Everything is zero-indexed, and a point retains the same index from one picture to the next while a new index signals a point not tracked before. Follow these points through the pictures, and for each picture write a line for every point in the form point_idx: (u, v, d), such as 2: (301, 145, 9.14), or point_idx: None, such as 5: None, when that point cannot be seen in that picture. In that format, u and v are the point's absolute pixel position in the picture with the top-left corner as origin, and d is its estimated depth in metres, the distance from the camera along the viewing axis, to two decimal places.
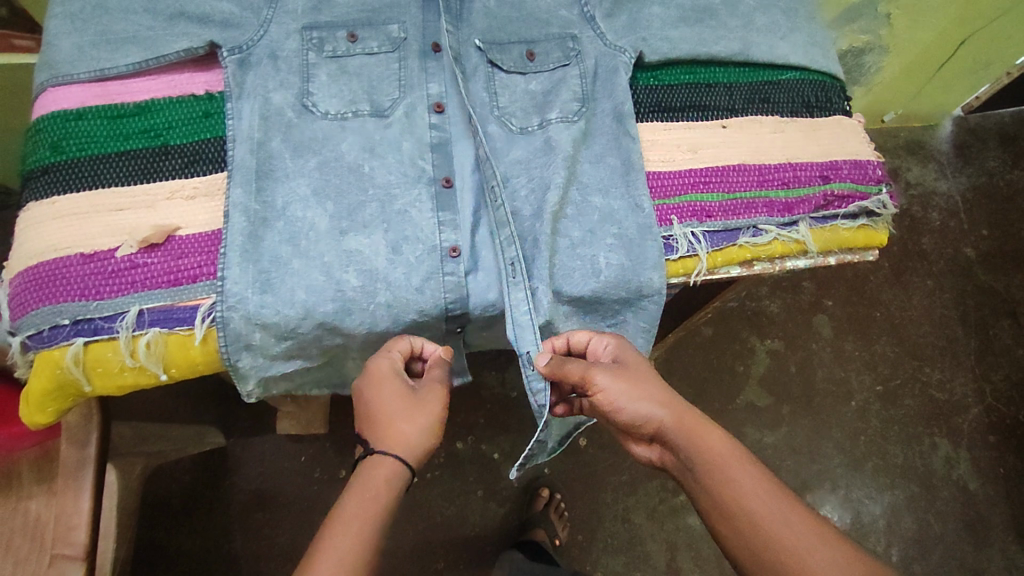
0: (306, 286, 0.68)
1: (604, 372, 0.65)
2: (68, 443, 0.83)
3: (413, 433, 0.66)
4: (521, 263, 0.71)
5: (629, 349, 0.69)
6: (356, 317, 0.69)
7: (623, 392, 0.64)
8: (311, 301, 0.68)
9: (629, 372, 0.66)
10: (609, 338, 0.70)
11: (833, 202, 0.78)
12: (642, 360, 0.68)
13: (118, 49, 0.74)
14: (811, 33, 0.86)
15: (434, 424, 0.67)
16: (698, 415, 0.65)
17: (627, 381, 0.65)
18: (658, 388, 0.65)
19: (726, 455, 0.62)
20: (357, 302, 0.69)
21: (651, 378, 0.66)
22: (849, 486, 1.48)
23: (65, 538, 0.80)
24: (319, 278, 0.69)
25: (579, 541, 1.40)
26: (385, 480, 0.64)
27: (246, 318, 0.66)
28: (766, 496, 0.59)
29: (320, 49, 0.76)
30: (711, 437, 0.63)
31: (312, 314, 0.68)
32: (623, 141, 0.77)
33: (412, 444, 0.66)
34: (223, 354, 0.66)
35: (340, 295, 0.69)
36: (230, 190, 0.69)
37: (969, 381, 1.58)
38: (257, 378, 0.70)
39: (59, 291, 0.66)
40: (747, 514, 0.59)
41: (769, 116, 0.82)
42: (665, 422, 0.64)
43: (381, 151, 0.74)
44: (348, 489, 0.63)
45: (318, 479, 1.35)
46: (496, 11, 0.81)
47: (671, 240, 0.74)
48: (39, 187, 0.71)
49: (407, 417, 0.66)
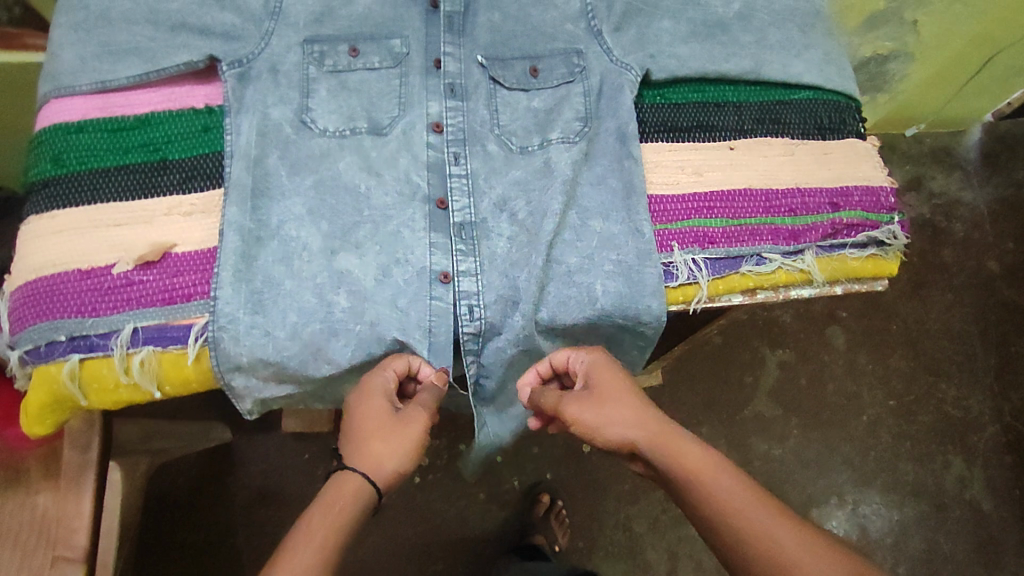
0: (298, 308, 0.68)
1: (573, 403, 0.65)
2: (71, 446, 0.86)
3: (388, 453, 0.63)
4: (503, 294, 0.71)
5: (607, 367, 0.68)
6: (342, 338, 0.69)
7: (594, 421, 0.64)
8: (301, 322, 0.68)
9: (601, 395, 0.65)
10: (586, 355, 0.70)
11: (842, 230, 0.76)
12: (618, 377, 0.67)
13: (119, 60, 0.73)
14: (827, 50, 0.83)
15: (410, 450, 0.64)
16: (672, 428, 0.62)
17: (598, 407, 0.64)
18: (631, 408, 0.64)
19: (703, 467, 0.59)
20: (346, 322, 0.69)
21: (623, 398, 0.65)
22: (856, 501, 1.46)
23: (66, 540, 0.83)
24: (310, 299, 0.69)
25: (579, 547, 1.39)
26: (351, 495, 0.60)
27: (237, 340, 0.66)
28: (754, 509, 0.56)
29: (320, 63, 0.75)
30: (684, 450, 0.61)
31: (301, 336, 0.68)
32: (626, 163, 0.75)
33: (385, 464, 0.63)
34: (217, 373, 0.67)
35: (330, 317, 0.69)
36: (225, 209, 0.69)
37: (986, 399, 1.54)
38: (253, 399, 0.70)
39: (56, 307, 0.66)
40: (737, 524, 0.55)
41: (779, 138, 0.79)
42: (638, 443, 0.62)
43: (376, 170, 0.74)
44: (312, 508, 0.58)
45: (322, 477, 1.36)
46: (501, 25, 0.79)
47: (671, 267, 0.73)
48: (40, 201, 0.71)
49: (385, 435, 0.64)
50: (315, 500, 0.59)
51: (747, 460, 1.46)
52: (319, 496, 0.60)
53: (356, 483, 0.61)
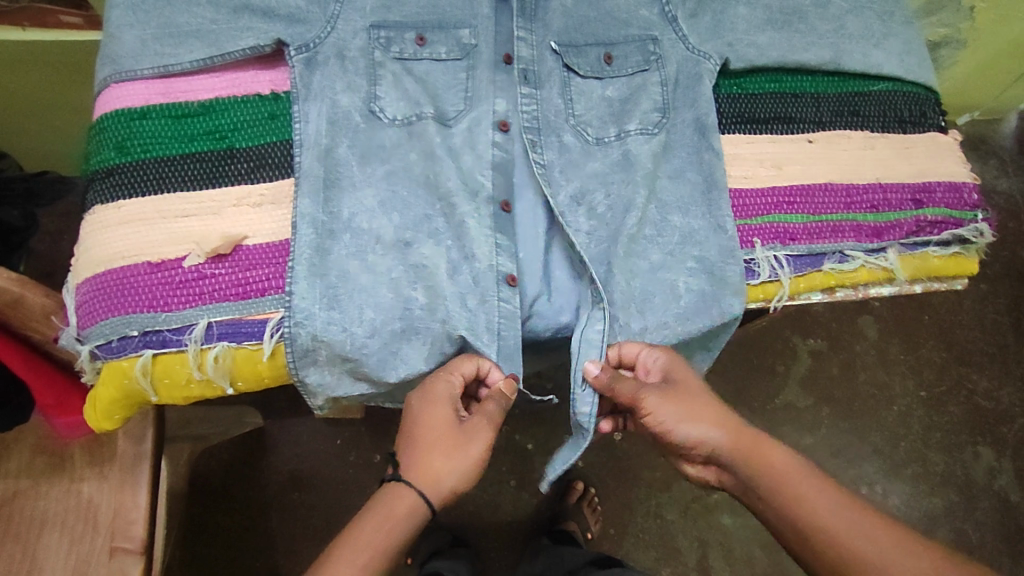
0: (375, 304, 0.66)
1: (655, 395, 0.65)
2: (124, 436, 0.77)
3: (447, 470, 0.65)
4: None
5: (681, 366, 0.68)
6: (421, 338, 0.68)
7: (672, 417, 0.65)
8: (379, 320, 0.66)
9: (683, 393, 0.66)
10: (660, 351, 0.68)
11: (925, 228, 0.75)
12: (692, 378, 0.68)
13: (181, 44, 0.70)
14: (907, 39, 0.80)
15: (471, 466, 0.66)
16: (754, 432, 0.66)
17: (679, 403, 0.65)
18: (708, 406, 0.66)
19: (786, 471, 0.64)
20: (423, 320, 0.68)
21: (703, 398, 0.66)
22: (886, 491, 1.35)
23: (123, 531, 0.74)
24: (387, 295, 0.67)
25: (611, 534, 1.30)
26: (402, 513, 0.63)
27: (315, 337, 0.64)
28: (833, 515, 0.61)
29: (386, 48, 0.72)
30: (772, 453, 0.65)
31: (380, 335, 0.66)
32: (705, 156, 0.73)
33: (442, 482, 0.65)
34: (291, 370, 0.65)
35: (407, 314, 0.67)
36: (298, 202, 0.67)
37: (1018, 390, 1.42)
38: (324, 397, 0.69)
39: (128, 301, 0.65)
40: (811, 522, 0.61)
41: (859, 130, 0.78)
42: (717, 439, 0.65)
43: (443, 160, 0.71)
44: (362, 516, 0.63)
45: (353, 463, 1.28)
46: (573, 9, 0.76)
47: (753, 264, 0.72)
48: (104, 190, 0.69)
49: (447, 451, 0.65)
50: (366, 513, 0.63)
51: None
52: (370, 508, 0.63)
53: (409, 501, 0.64)
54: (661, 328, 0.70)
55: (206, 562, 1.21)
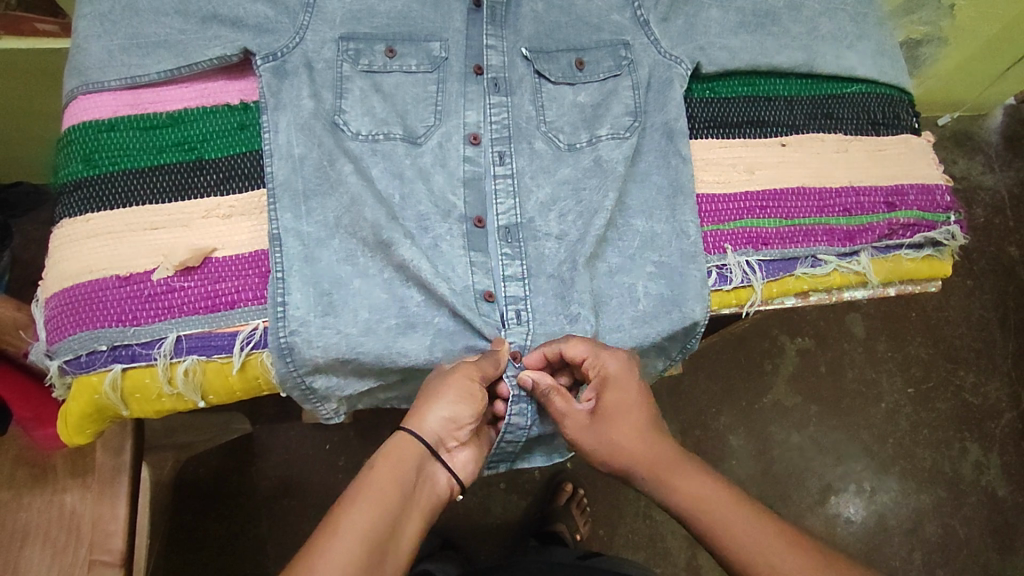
0: (369, 305, 0.67)
1: (577, 424, 0.65)
2: (101, 450, 0.75)
3: (428, 405, 0.62)
4: (552, 297, 0.70)
5: (625, 381, 0.64)
6: (418, 335, 0.68)
7: (595, 443, 0.64)
8: (374, 320, 0.67)
9: (606, 416, 0.64)
10: (605, 359, 0.65)
11: (898, 231, 0.76)
12: (631, 394, 0.64)
13: (148, 55, 0.70)
14: (880, 41, 0.80)
15: (455, 398, 0.63)
16: (677, 454, 0.62)
17: (600, 431, 0.64)
18: (632, 431, 0.63)
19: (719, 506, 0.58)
20: (422, 316, 0.68)
21: (627, 423, 0.64)
22: (874, 489, 1.35)
23: (102, 543, 0.72)
24: (381, 296, 0.68)
25: (599, 536, 1.28)
26: (395, 454, 0.60)
27: (310, 342, 0.65)
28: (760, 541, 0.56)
29: (355, 61, 0.72)
30: (688, 484, 0.60)
31: (375, 333, 0.66)
32: (673, 160, 0.73)
33: (430, 420, 0.62)
34: (298, 377, 0.66)
35: (403, 312, 0.68)
36: (279, 215, 0.67)
37: (1005, 385, 1.42)
38: (337, 398, 0.69)
39: (97, 316, 0.65)
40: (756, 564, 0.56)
41: (832, 133, 0.78)
42: (636, 467, 0.62)
43: (412, 180, 0.71)
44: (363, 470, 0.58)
45: (342, 468, 1.27)
46: (544, 15, 0.76)
47: (725, 269, 0.72)
48: (73, 203, 0.68)
49: (430, 396, 0.63)
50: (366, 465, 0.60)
51: (765, 448, 1.35)
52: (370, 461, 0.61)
53: (405, 442, 0.61)
54: (616, 329, 0.70)
55: (196, 566, 1.20)
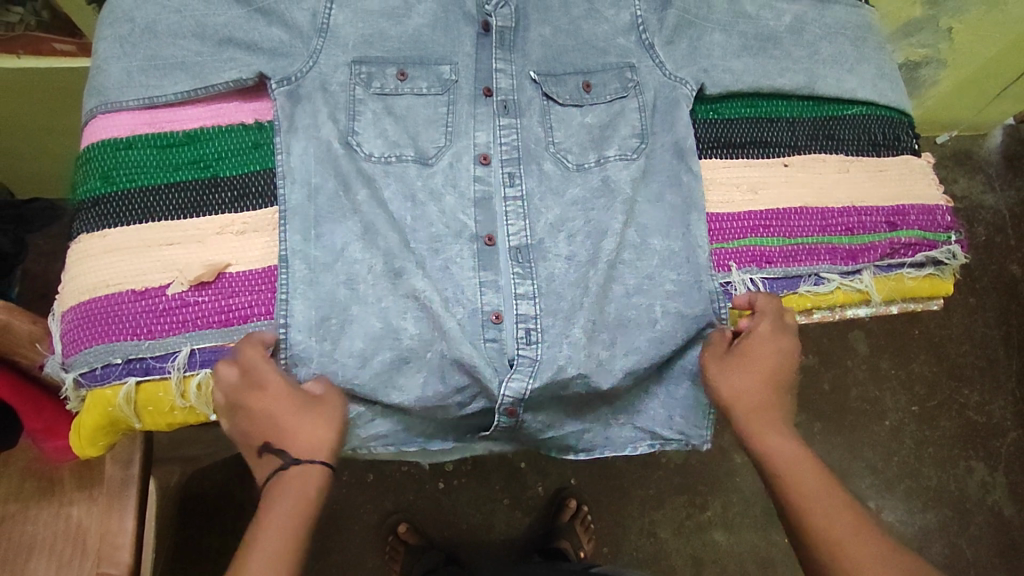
0: (365, 334, 0.69)
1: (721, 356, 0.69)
2: (111, 462, 0.75)
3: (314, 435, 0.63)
4: (552, 324, 0.71)
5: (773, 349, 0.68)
6: (414, 367, 0.69)
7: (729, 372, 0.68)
8: (370, 349, 0.69)
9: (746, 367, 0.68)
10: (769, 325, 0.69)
11: (900, 250, 0.77)
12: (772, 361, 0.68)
13: (167, 76, 0.72)
14: (879, 65, 0.82)
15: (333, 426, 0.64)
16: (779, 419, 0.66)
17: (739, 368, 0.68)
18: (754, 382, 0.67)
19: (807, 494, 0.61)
20: (432, 344, 0.69)
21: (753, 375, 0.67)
22: (880, 507, 1.35)
23: (109, 557, 0.72)
24: (376, 325, 0.69)
25: (603, 553, 1.27)
26: (304, 486, 0.61)
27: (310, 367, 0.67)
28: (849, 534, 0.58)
29: (367, 85, 0.73)
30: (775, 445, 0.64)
31: (371, 364, 0.69)
32: (684, 177, 0.75)
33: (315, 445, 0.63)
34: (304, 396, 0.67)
35: (397, 344, 0.69)
36: (288, 237, 0.69)
37: (1009, 404, 1.42)
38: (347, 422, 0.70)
39: (113, 330, 0.66)
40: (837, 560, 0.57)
41: (835, 154, 0.79)
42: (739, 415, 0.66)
43: (424, 204, 0.72)
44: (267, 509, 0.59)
45: (346, 483, 1.26)
46: (552, 39, 0.78)
47: (729, 287, 0.74)
48: (90, 219, 0.70)
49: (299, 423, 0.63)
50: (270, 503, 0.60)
51: None
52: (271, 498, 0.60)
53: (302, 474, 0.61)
54: (631, 353, 0.71)
55: None
